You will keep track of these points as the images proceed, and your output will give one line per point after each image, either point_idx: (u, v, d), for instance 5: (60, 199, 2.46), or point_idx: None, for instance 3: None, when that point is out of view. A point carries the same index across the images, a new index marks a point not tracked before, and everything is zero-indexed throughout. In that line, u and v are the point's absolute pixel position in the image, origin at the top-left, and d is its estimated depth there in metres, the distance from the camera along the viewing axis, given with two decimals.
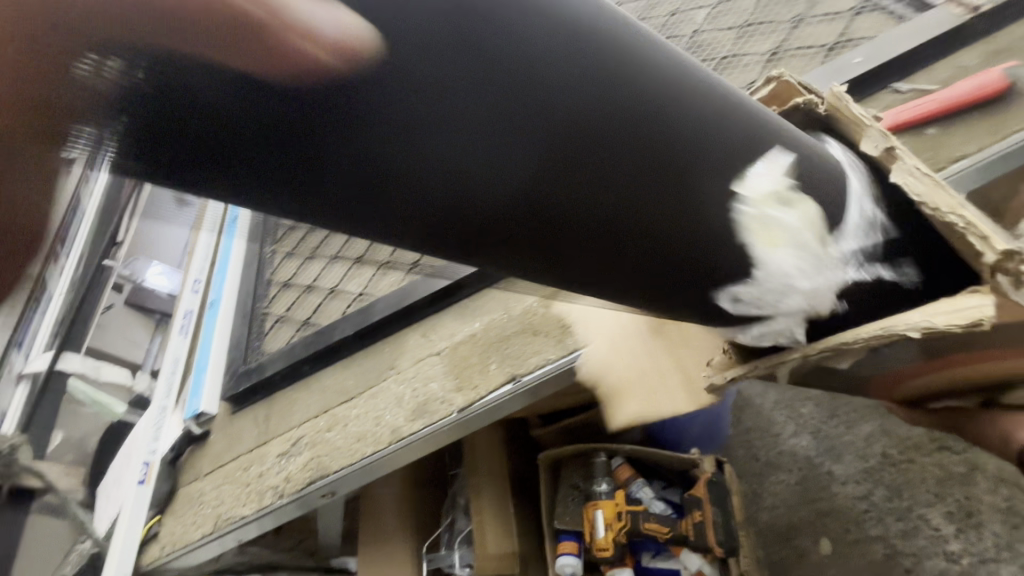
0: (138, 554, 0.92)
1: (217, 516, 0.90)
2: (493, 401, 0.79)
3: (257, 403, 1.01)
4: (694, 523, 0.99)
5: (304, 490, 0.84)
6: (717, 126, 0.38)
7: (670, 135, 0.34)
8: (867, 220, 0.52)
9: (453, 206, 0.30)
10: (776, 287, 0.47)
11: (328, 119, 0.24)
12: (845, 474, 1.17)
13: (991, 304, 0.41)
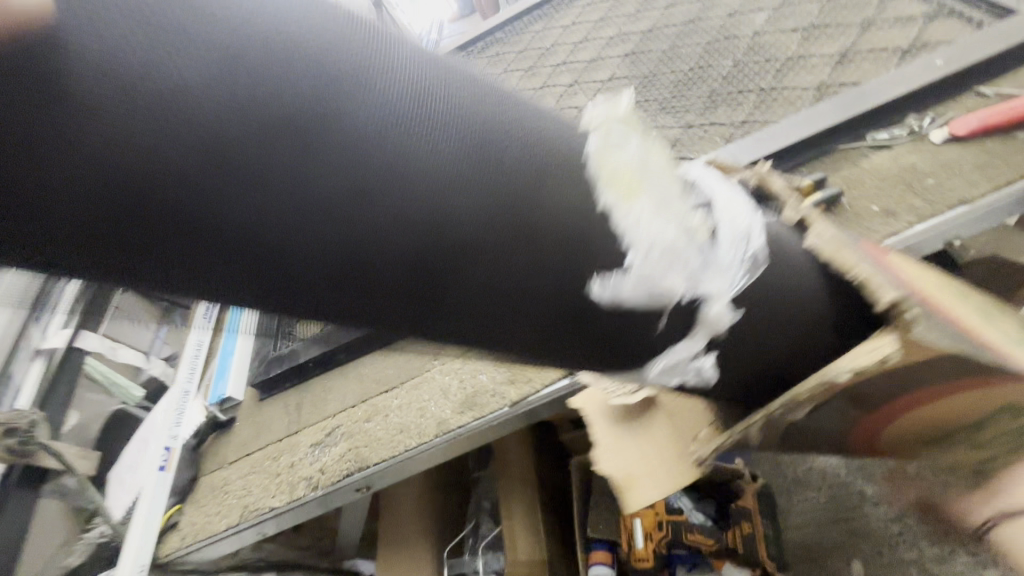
0: (158, 543, 0.88)
1: (243, 507, 0.85)
2: (549, 396, 0.75)
3: (288, 390, 0.97)
4: (742, 535, 0.96)
5: (342, 482, 0.80)
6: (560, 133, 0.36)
7: (504, 128, 0.33)
8: (759, 234, 0.47)
9: (263, 216, 0.25)
10: (653, 273, 0.39)
11: (101, 123, 0.21)
12: (877, 494, 1.05)
13: (891, 350, 0.43)
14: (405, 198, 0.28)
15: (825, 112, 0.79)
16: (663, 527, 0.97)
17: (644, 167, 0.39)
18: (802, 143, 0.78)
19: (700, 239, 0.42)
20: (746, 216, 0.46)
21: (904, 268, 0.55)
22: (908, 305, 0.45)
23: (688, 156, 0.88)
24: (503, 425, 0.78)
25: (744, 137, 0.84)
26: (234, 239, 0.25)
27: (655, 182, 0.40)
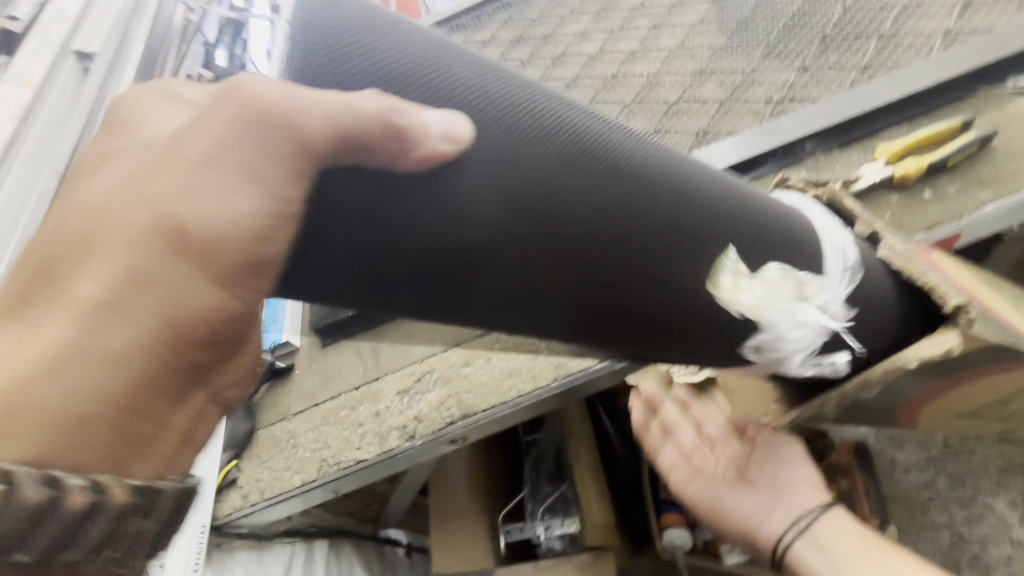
0: (215, 502, 0.77)
1: (321, 461, 0.76)
2: None
3: (359, 336, 0.87)
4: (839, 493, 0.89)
5: (443, 430, 0.72)
6: (697, 183, 0.44)
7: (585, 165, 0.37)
8: (852, 248, 0.54)
9: (340, 230, 0.28)
10: (780, 315, 0.49)
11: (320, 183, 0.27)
12: (908, 462, 1.00)
13: (957, 342, 0.49)
14: (545, 222, 0.34)
15: (964, 55, 0.76)
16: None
17: (778, 305, 0.48)
18: (939, 86, 0.76)
19: (817, 280, 0.51)
20: (840, 235, 0.54)
21: (950, 265, 0.62)
22: (970, 310, 0.50)
23: (808, 99, 0.84)
24: (627, 370, 0.72)
25: (873, 81, 0.81)
26: (324, 244, 0.28)
27: (778, 296, 0.48)
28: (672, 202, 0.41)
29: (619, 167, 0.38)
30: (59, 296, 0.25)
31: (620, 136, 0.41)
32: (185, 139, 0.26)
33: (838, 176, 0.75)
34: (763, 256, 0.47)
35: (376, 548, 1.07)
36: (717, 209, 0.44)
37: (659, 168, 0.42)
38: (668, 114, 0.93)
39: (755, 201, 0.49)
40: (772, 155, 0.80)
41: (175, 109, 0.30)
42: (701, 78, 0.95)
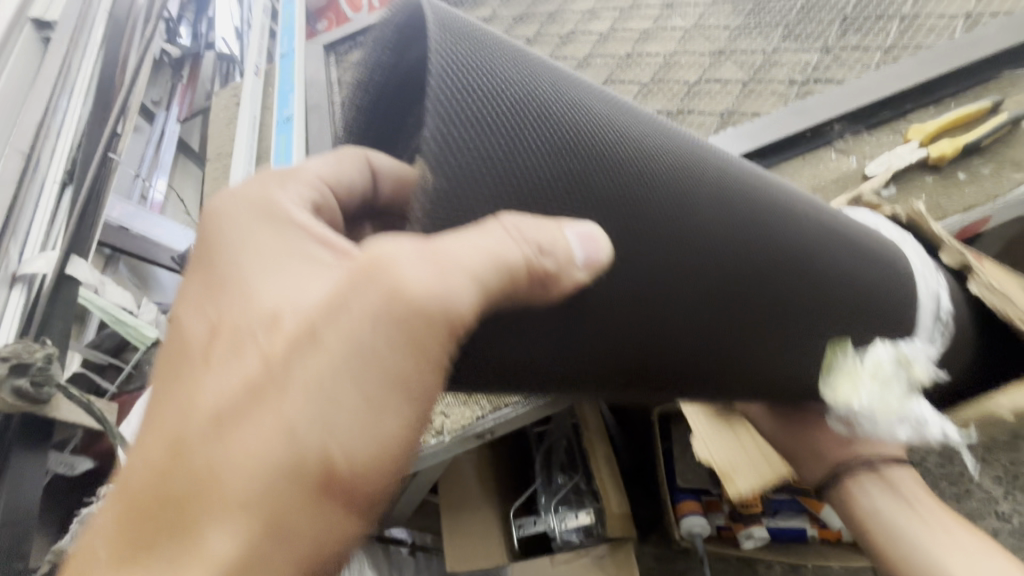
0: None
1: None
2: None
3: None
4: None
5: (470, 425, 0.68)
6: (792, 231, 0.41)
7: (678, 238, 0.34)
8: (938, 293, 0.56)
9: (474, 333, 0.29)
10: (886, 394, 0.51)
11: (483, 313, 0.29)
12: None
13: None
14: (636, 301, 0.32)
15: (989, 37, 0.76)
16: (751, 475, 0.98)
17: (887, 402, 0.51)
18: (963, 69, 0.75)
19: (913, 352, 0.53)
20: (934, 280, 0.56)
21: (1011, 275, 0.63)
22: None
23: (834, 79, 0.83)
24: None
25: (899, 62, 0.80)
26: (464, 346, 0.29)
27: (885, 387, 0.51)
28: (767, 244, 0.39)
29: (715, 207, 0.37)
30: (185, 547, 0.24)
31: (719, 173, 0.39)
32: (324, 334, 0.26)
33: (869, 159, 0.74)
34: (865, 311, 0.48)
35: (383, 550, 1.01)
36: (821, 260, 0.43)
37: (754, 225, 0.39)
38: (690, 94, 0.90)
39: (860, 248, 0.48)
40: (801, 137, 0.78)
41: (292, 267, 0.28)
42: (721, 58, 0.93)
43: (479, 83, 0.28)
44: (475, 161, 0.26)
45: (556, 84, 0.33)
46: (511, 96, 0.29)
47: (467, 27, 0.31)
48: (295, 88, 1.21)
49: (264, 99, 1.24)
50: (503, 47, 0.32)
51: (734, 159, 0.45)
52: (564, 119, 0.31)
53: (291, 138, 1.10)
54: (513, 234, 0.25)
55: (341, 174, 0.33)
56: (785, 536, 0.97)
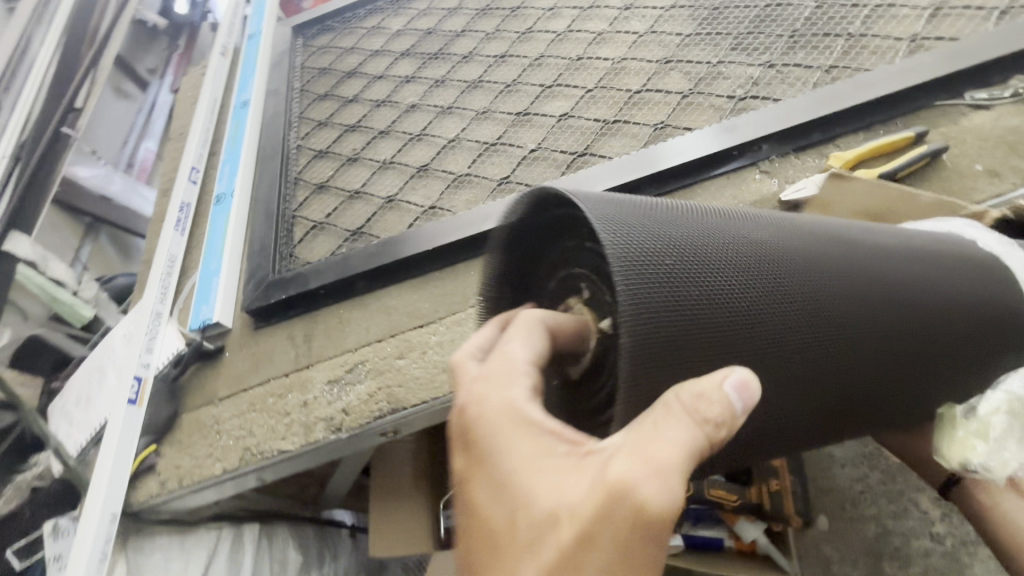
0: (129, 490, 0.73)
1: (244, 450, 0.72)
2: None
3: (294, 319, 0.83)
4: (770, 493, 0.92)
5: (369, 426, 0.70)
6: (904, 319, 0.47)
7: (814, 360, 0.43)
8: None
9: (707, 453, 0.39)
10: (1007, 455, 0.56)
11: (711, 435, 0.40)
12: (846, 456, 1.03)
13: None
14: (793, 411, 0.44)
15: (927, 63, 0.74)
16: (764, 483, 0.94)
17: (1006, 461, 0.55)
18: (898, 95, 0.74)
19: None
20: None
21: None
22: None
23: (770, 97, 0.81)
24: None
25: (836, 83, 0.78)
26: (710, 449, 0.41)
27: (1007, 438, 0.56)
28: (864, 335, 0.45)
29: (827, 314, 0.44)
30: None
31: (830, 279, 0.45)
32: (601, 529, 0.33)
33: (789, 182, 0.73)
34: (963, 348, 0.52)
35: (316, 530, 1.04)
36: (923, 326, 0.49)
37: (872, 321, 0.46)
38: (630, 103, 0.89)
39: (954, 291, 0.51)
40: (729, 154, 0.76)
41: (546, 458, 0.37)
42: (667, 66, 0.91)
43: (645, 272, 0.36)
44: (659, 368, 0.36)
45: (690, 237, 0.41)
46: (661, 266, 0.37)
47: (613, 209, 0.40)
48: (257, 70, 1.21)
49: (225, 78, 1.23)
50: (643, 216, 0.41)
51: (836, 238, 0.49)
52: (703, 274, 0.39)
53: (244, 123, 1.09)
54: (691, 417, 0.34)
55: (537, 345, 0.41)
56: (703, 546, 0.98)
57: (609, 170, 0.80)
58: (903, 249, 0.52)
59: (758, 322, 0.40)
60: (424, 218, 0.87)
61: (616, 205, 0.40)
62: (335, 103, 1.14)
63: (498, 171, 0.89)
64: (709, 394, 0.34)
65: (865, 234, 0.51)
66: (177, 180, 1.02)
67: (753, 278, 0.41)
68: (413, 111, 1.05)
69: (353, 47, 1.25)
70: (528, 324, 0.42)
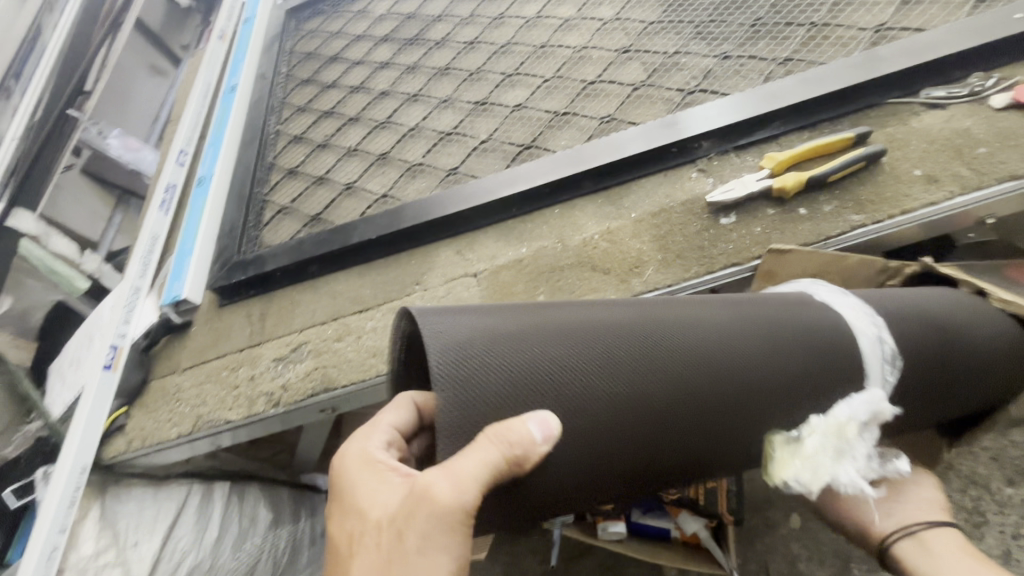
0: (102, 445, 0.82)
1: (197, 418, 0.80)
2: (355, 390, 0.75)
3: (253, 299, 0.89)
4: (705, 488, 0.97)
5: (304, 402, 0.76)
6: (784, 388, 0.45)
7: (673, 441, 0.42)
8: (871, 340, 0.49)
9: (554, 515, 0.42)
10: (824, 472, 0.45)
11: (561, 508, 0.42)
12: None
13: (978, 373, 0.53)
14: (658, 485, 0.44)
15: (884, 56, 0.70)
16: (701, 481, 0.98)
17: (820, 475, 0.45)
18: (848, 92, 0.70)
19: (885, 403, 0.47)
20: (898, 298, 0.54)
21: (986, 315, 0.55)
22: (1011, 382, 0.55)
23: (720, 91, 0.79)
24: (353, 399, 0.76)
25: (786, 78, 0.75)
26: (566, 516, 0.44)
27: (834, 455, 0.46)
28: (734, 406, 0.44)
29: (684, 394, 0.42)
30: None
31: (683, 356, 0.44)
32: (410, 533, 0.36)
33: (722, 182, 0.72)
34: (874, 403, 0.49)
35: (288, 492, 1.08)
36: (814, 389, 0.46)
37: (739, 395, 0.44)
38: (584, 93, 0.88)
39: (833, 337, 0.48)
40: (666, 152, 0.75)
41: (384, 479, 0.41)
42: (626, 55, 0.89)
43: (465, 379, 0.38)
44: None
45: (525, 336, 0.41)
46: (485, 376, 0.39)
47: (448, 321, 0.41)
48: (247, 55, 1.25)
49: (221, 61, 1.29)
50: (478, 319, 0.42)
51: (684, 307, 0.48)
52: (533, 369, 0.40)
53: (230, 106, 1.14)
54: (494, 438, 0.35)
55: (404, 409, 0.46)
56: (651, 533, 1.00)
57: (550, 163, 0.79)
58: (766, 308, 0.50)
59: (597, 412, 0.40)
60: (378, 206, 0.91)
61: (451, 316, 0.41)
62: (316, 88, 1.17)
63: (449, 162, 0.90)
64: (507, 423, 0.36)
65: (723, 300, 0.50)
66: (166, 162, 1.08)
67: (596, 370, 0.41)
68: (383, 98, 1.07)
69: (340, 32, 1.27)
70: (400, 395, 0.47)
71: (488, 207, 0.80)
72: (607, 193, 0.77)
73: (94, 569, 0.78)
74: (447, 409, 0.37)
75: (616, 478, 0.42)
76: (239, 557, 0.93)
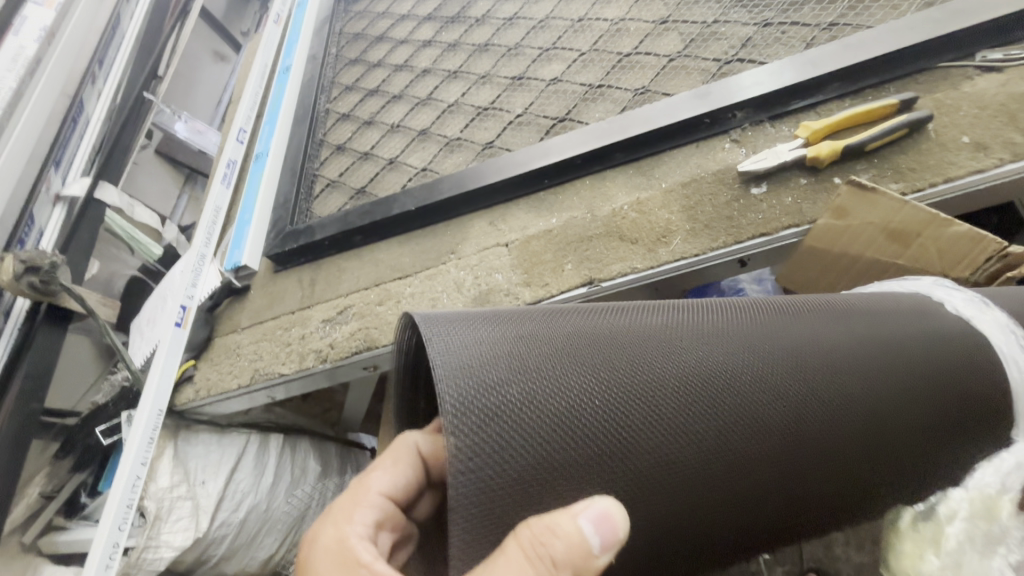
0: (175, 392, 0.92)
1: (255, 370, 0.88)
2: (368, 355, 0.81)
3: (305, 266, 0.97)
4: None
5: (347, 359, 0.82)
6: (820, 408, 0.44)
7: (703, 474, 0.42)
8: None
9: None
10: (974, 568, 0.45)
11: None
12: None
13: None
14: (694, 522, 0.43)
15: (937, 16, 0.67)
16: None
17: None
18: (896, 56, 0.67)
19: None
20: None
21: None
22: None
23: (758, 60, 0.77)
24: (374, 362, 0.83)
25: (829, 43, 0.72)
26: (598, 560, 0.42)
27: (980, 547, 0.46)
28: (766, 442, 0.43)
29: (711, 422, 0.42)
30: None
31: (708, 390, 0.43)
32: None
33: (755, 152, 0.71)
34: (926, 422, 0.47)
35: (336, 446, 1.19)
36: (861, 408, 0.45)
37: (770, 419, 0.43)
38: (619, 66, 0.88)
39: (870, 351, 0.47)
40: (699, 122, 0.74)
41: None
42: (664, 26, 0.88)
43: (480, 414, 0.38)
44: (503, 499, 0.37)
45: (551, 392, 0.40)
46: (514, 439, 0.38)
47: (466, 380, 0.39)
48: (300, 38, 1.31)
49: (276, 44, 1.36)
50: (498, 374, 0.40)
51: (722, 347, 0.46)
52: (549, 398, 0.40)
53: (284, 87, 1.21)
54: (533, 550, 0.34)
55: (395, 475, 0.52)
56: None
57: (583, 135, 0.80)
58: (802, 329, 0.48)
59: (622, 445, 0.40)
60: (417, 179, 0.95)
61: (465, 358, 0.40)
62: (362, 68, 1.22)
63: (485, 136, 0.93)
64: (554, 524, 0.35)
65: (749, 320, 0.49)
66: (227, 140, 1.16)
67: (627, 430, 0.40)
68: (425, 76, 1.11)
69: (386, 13, 1.32)
70: (398, 453, 0.53)
71: (522, 178, 0.82)
72: (638, 166, 0.78)
73: (169, 498, 0.88)
74: (474, 481, 0.36)
75: (644, 514, 0.41)
76: (291, 502, 1.03)
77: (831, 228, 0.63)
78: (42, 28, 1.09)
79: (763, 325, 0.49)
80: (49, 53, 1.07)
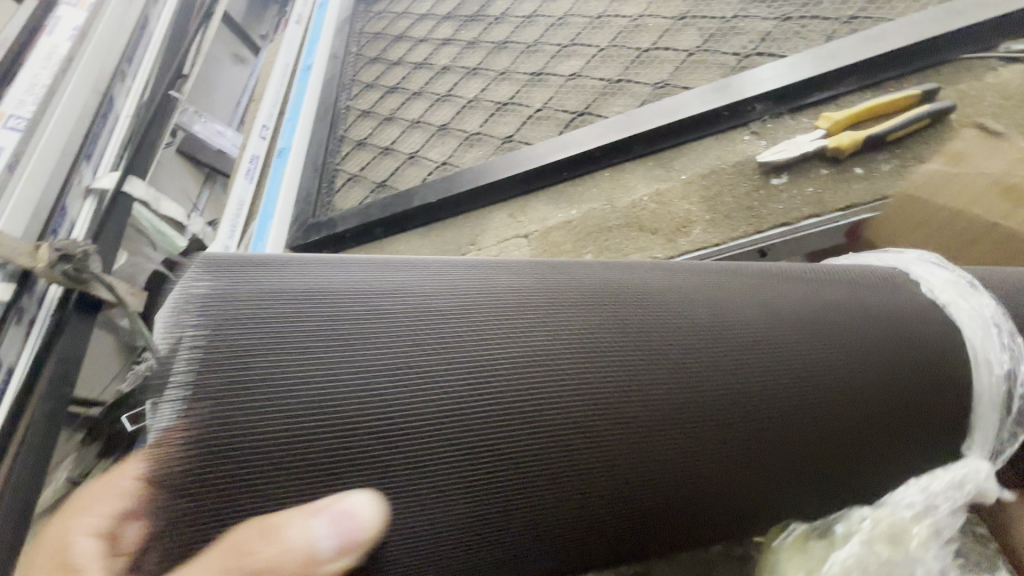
0: None
1: None
2: None
3: (326, 257, 0.98)
4: None
5: None
6: (709, 378, 0.39)
7: (562, 451, 0.36)
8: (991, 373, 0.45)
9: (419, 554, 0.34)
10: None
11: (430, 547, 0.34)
12: None
13: None
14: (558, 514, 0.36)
15: (959, 9, 0.67)
16: None
17: None
18: (918, 48, 0.68)
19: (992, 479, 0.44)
20: None
21: None
22: None
23: (778, 54, 0.78)
24: None
25: (850, 36, 0.73)
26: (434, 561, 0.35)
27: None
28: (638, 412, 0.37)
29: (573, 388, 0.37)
30: None
31: (573, 352, 0.38)
32: None
33: (775, 144, 0.72)
34: (843, 403, 0.42)
35: None
36: (763, 381, 0.40)
37: (645, 388, 0.38)
38: (638, 61, 0.89)
39: (774, 319, 0.43)
40: (719, 115, 0.75)
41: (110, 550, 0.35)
42: (683, 22, 0.89)
43: (270, 370, 0.33)
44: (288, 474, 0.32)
45: (375, 348, 0.35)
46: (309, 404, 0.33)
47: (267, 329, 0.34)
48: (322, 38, 1.34)
49: (297, 44, 1.39)
50: (314, 326, 0.35)
51: (557, 326, 0.39)
52: (371, 355, 0.35)
53: (306, 84, 1.24)
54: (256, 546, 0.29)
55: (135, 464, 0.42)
56: None
57: (602, 129, 0.81)
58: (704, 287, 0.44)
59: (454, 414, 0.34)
60: (437, 172, 0.97)
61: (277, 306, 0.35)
62: (382, 66, 1.25)
63: (505, 130, 0.95)
64: (278, 531, 0.29)
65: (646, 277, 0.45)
66: (250, 136, 1.19)
67: (466, 393, 0.35)
68: (445, 73, 1.13)
69: (405, 12, 1.34)
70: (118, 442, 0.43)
71: (541, 171, 0.83)
72: (657, 158, 0.79)
73: None
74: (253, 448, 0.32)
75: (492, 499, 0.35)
76: None
77: (943, 172, 0.61)
78: (74, 28, 1.14)
79: (649, 295, 0.42)
80: (81, 51, 1.12)
